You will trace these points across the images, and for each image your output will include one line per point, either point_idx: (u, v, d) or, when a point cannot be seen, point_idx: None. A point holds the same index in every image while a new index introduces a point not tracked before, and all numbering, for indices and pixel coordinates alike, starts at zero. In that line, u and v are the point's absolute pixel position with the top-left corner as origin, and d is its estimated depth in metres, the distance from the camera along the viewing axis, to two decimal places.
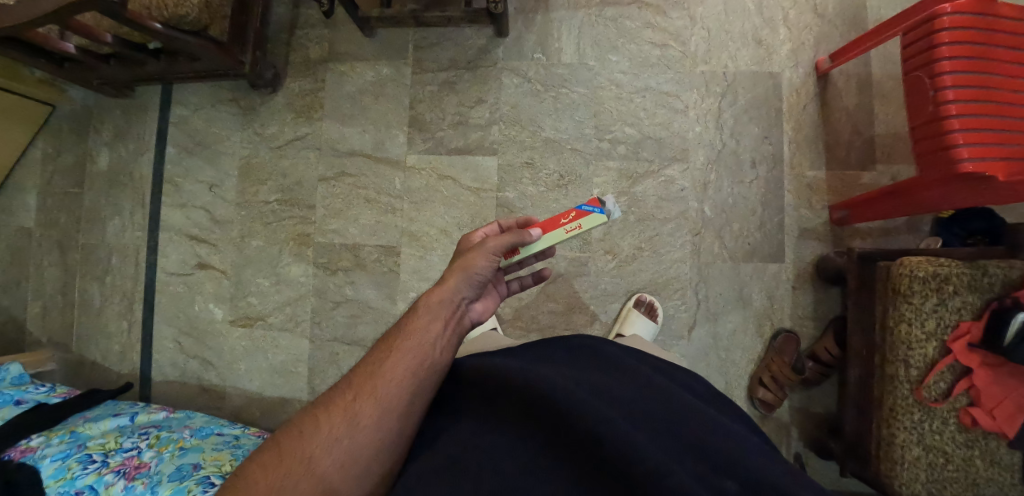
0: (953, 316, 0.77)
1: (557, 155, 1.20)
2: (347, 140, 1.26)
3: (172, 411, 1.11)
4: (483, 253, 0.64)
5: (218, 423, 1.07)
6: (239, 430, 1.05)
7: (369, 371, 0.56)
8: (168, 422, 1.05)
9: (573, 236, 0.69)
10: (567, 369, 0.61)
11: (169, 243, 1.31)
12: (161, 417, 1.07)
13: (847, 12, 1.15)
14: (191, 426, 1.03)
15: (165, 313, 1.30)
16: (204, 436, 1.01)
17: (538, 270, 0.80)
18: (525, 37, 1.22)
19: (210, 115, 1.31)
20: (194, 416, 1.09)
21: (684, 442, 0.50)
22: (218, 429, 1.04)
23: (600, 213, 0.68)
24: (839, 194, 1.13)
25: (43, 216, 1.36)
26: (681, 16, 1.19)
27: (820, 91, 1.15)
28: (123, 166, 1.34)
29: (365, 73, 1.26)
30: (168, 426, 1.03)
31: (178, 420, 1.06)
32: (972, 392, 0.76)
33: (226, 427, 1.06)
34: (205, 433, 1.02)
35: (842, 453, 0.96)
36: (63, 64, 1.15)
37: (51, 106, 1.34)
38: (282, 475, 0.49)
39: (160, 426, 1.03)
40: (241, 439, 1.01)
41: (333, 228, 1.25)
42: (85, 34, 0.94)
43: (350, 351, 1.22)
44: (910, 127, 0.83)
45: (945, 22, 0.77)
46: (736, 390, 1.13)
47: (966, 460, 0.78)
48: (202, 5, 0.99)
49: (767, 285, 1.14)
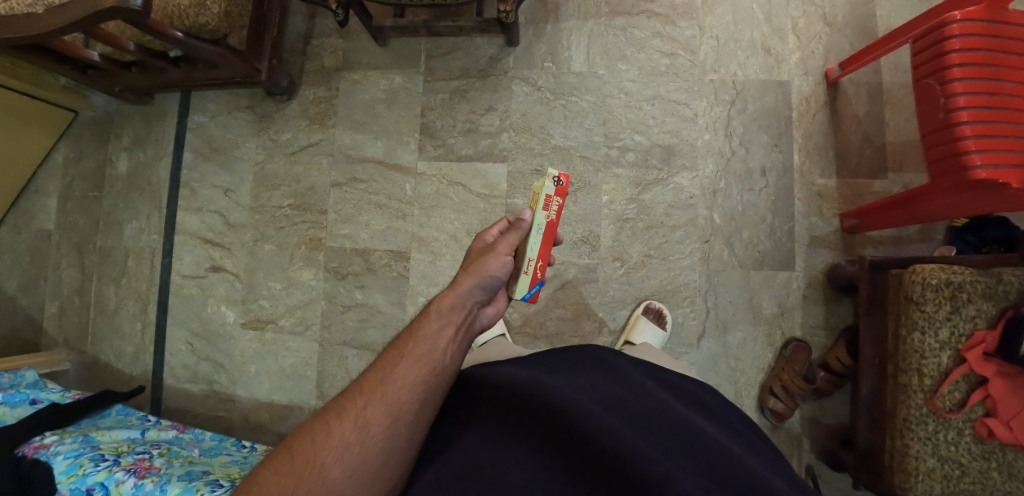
0: (967, 325, 0.76)
1: (567, 162, 1.21)
2: (360, 147, 1.28)
3: (182, 428, 1.11)
4: (499, 259, 0.65)
5: (226, 444, 1.07)
6: (248, 450, 1.06)
7: (378, 376, 0.55)
8: (178, 435, 1.07)
9: (546, 215, 0.67)
10: (574, 378, 0.61)
11: (184, 246, 1.34)
12: (173, 435, 1.07)
13: (856, 22, 1.16)
14: (200, 446, 1.04)
15: (177, 314, 1.32)
16: (213, 454, 1.01)
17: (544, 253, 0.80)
18: (535, 46, 1.24)
19: (226, 122, 1.34)
20: (204, 436, 1.09)
21: (688, 451, 0.50)
22: (226, 449, 1.04)
23: (549, 181, 0.66)
24: (850, 202, 1.13)
25: (64, 219, 1.40)
26: (690, 25, 1.21)
27: (830, 99, 1.15)
28: (142, 171, 1.37)
29: (379, 81, 1.29)
30: (179, 442, 1.04)
31: (188, 438, 1.07)
32: (988, 402, 0.74)
33: (233, 448, 1.06)
34: (214, 452, 1.02)
35: (854, 465, 0.94)
36: (87, 72, 1.19)
37: (74, 112, 1.38)
38: (293, 483, 0.47)
39: (171, 442, 1.04)
40: (249, 458, 1.02)
41: (344, 232, 1.27)
42: (109, 42, 0.98)
43: (360, 355, 1.23)
44: (921, 134, 0.83)
45: (955, 30, 0.77)
46: (746, 399, 1.12)
47: (983, 472, 0.76)
48: (222, 13, 1.01)
49: (778, 293, 1.13)
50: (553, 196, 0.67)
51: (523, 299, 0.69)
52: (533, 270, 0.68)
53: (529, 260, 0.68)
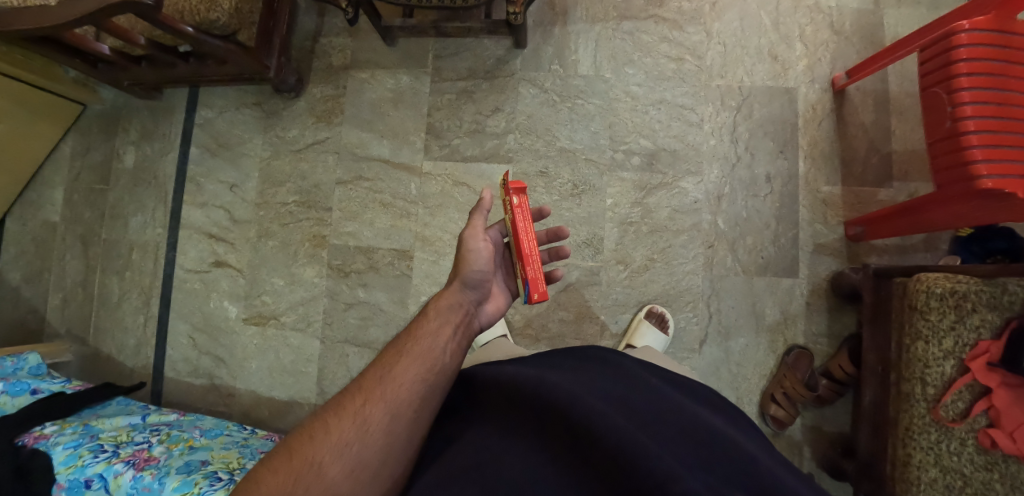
0: (971, 335, 0.75)
1: (572, 164, 1.21)
2: (366, 145, 1.29)
3: (182, 413, 1.11)
4: (473, 248, 0.66)
5: (227, 425, 1.08)
6: (248, 433, 1.07)
7: (378, 375, 0.56)
8: (178, 420, 1.07)
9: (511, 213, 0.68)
10: (578, 376, 0.61)
11: (188, 241, 1.34)
12: (173, 418, 1.07)
13: (864, 30, 1.16)
14: (200, 427, 1.04)
15: (180, 309, 1.32)
16: (214, 436, 1.02)
17: (556, 249, 0.90)
18: (543, 48, 1.25)
19: (233, 118, 1.35)
20: (204, 418, 1.09)
21: (694, 449, 0.50)
22: (226, 431, 1.05)
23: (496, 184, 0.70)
24: (855, 210, 1.13)
25: (69, 211, 1.40)
26: (697, 31, 1.21)
27: (836, 106, 1.16)
28: (149, 165, 1.38)
29: (386, 80, 1.29)
30: (179, 425, 1.04)
31: (188, 420, 1.07)
32: (991, 413, 0.74)
33: (234, 429, 1.08)
34: (214, 434, 1.03)
35: (856, 474, 0.94)
36: (97, 65, 1.20)
37: (82, 105, 1.39)
38: (292, 482, 0.46)
39: (171, 425, 1.04)
40: (249, 440, 1.03)
41: (348, 230, 1.27)
42: (120, 35, 0.98)
43: (361, 353, 1.23)
44: (927, 143, 0.83)
45: (963, 39, 0.77)
46: (748, 405, 1.11)
47: (986, 484, 0.76)
48: (233, 10, 1.01)
49: (781, 299, 1.13)
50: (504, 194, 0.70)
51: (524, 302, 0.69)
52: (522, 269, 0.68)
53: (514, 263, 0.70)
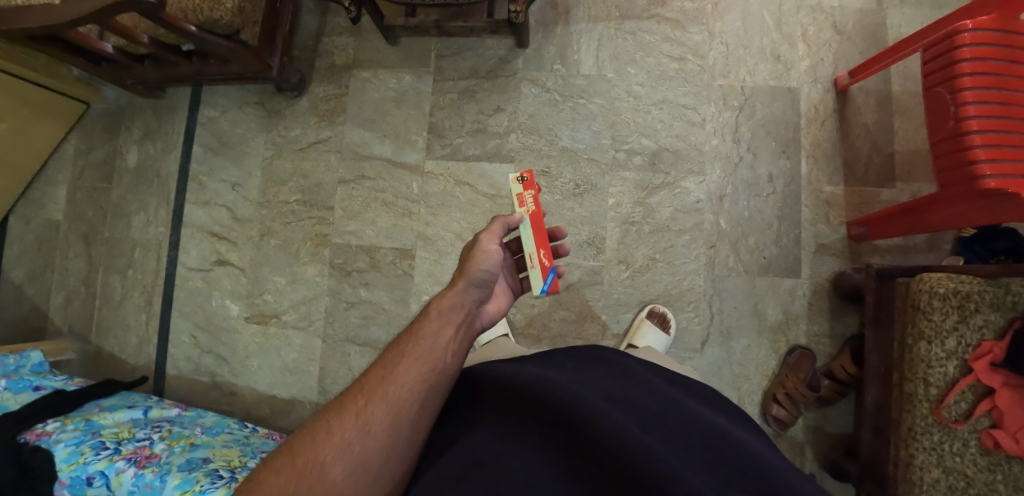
0: (974, 335, 0.75)
1: (573, 164, 1.21)
2: (368, 145, 1.29)
3: (183, 408, 1.12)
4: (484, 251, 0.66)
5: (228, 423, 1.08)
6: (249, 431, 1.07)
7: (379, 376, 0.56)
8: (180, 417, 1.07)
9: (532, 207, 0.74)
10: (580, 376, 0.61)
11: (191, 239, 1.34)
12: (174, 414, 1.08)
13: (867, 30, 1.16)
14: (202, 424, 1.05)
15: (182, 307, 1.32)
16: (215, 434, 1.02)
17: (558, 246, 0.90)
18: (545, 48, 1.25)
19: (236, 117, 1.35)
20: (205, 415, 1.10)
21: (695, 449, 0.50)
22: (228, 428, 1.06)
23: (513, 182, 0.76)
24: (858, 211, 1.12)
25: (72, 209, 1.41)
26: (699, 31, 1.21)
27: (839, 106, 1.15)
28: (151, 164, 1.38)
29: (388, 80, 1.30)
30: (180, 422, 1.04)
31: (189, 417, 1.08)
32: (994, 414, 0.73)
33: (235, 427, 1.08)
34: (216, 431, 1.03)
35: (858, 474, 0.94)
36: (100, 64, 1.20)
37: (85, 103, 1.40)
38: (293, 482, 0.46)
39: (173, 421, 1.04)
40: (250, 438, 1.03)
41: (350, 228, 1.27)
42: (124, 35, 0.99)
43: (362, 352, 1.23)
44: (931, 142, 0.82)
45: (967, 38, 0.77)
46: (750, 406, 1.11)
47: (989, 484, 0.75)
48: (235, 9, 1.02)
49: (783, 300, 1.13)
50: (523, 192, 0.75)
51: (541, 292, 0.73)
52: (539, 262, 0.73)
53: (530, 254, 0.73)
